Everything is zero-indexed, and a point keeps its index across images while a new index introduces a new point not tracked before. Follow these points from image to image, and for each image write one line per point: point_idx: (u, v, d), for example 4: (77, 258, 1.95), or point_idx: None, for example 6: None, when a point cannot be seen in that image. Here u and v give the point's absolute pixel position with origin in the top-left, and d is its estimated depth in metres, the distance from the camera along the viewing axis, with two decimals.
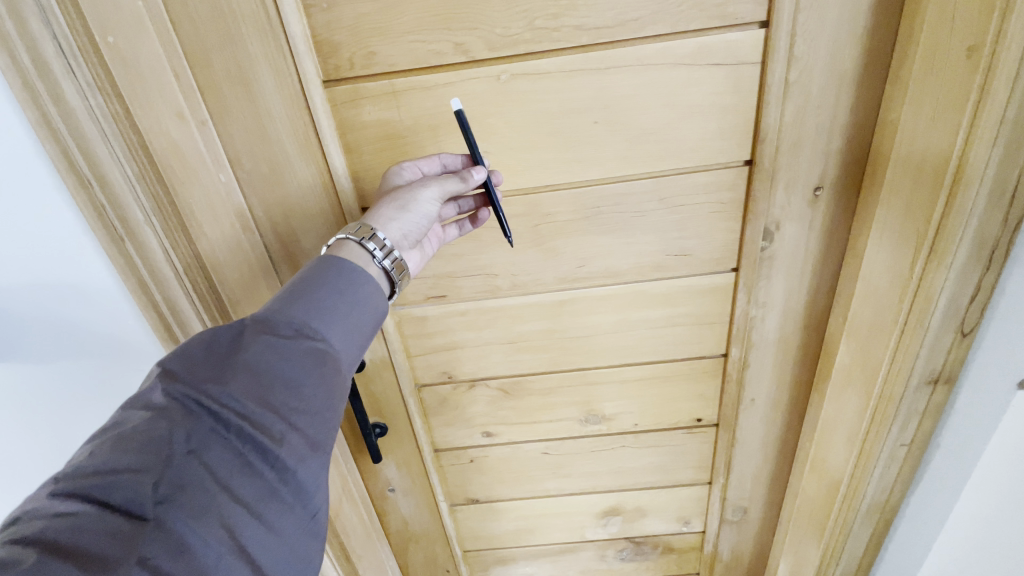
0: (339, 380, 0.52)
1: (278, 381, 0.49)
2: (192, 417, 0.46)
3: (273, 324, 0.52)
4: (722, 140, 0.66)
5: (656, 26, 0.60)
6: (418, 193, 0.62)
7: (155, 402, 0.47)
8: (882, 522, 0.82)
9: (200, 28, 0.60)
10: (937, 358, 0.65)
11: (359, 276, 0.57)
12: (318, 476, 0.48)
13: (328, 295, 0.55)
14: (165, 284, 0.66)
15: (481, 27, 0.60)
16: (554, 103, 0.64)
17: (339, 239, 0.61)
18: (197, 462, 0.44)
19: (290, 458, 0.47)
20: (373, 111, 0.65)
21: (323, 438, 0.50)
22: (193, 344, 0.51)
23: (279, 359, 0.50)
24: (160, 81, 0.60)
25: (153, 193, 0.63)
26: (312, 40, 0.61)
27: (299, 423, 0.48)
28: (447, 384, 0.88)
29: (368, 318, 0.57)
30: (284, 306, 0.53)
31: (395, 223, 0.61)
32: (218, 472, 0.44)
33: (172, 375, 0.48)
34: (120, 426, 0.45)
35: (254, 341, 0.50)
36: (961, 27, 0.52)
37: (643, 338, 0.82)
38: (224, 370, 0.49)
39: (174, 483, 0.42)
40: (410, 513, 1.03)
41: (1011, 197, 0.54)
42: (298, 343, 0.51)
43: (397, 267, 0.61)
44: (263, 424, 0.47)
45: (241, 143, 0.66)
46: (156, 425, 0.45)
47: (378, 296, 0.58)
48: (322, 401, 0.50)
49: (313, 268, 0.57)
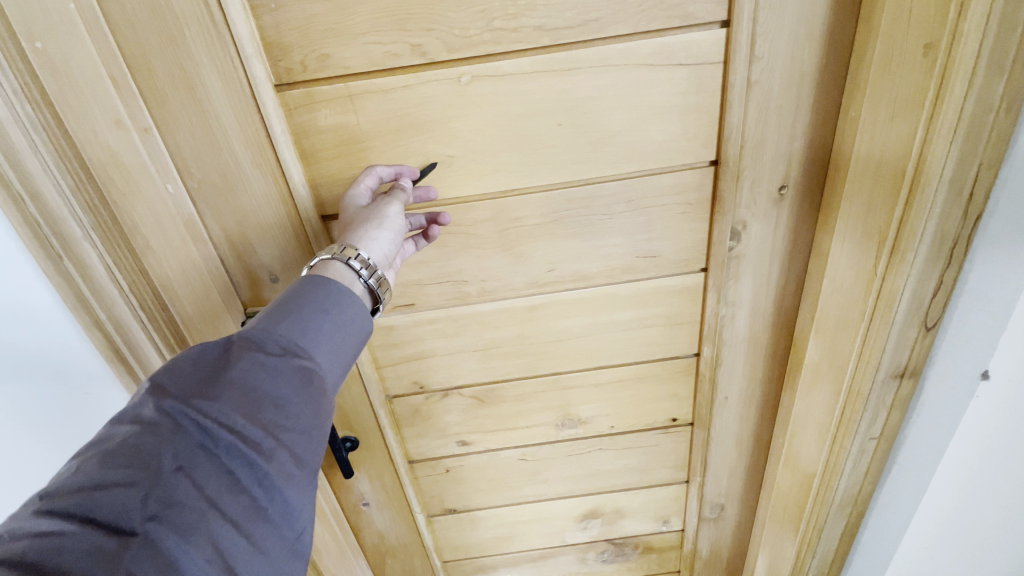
0: (325, 400, 0.50)
1: (266, 398, 0.46)
2: (181, 431, 0.43)
3: (260, 341, 0.49)
4: (687, 141, 0.65)
5: (617, 26, 0.59)
6: (389, 209, 0.61)
7: (144, 417, 0.44)
8: (855, 514, 0.82)
9: (140, 30, 0.57)
10: (902, 351, 0.65)
11: (343, 296, 0.55)
12: (305, 496, 0.45)
13: (314, 314, 0.52)
14: (108, 301, 0.63)
15: (438, 28, 0.58)
16: (517, 105, 0.62)
17: (323, 259, 0.59)
18: (185, 478, 0.41)
19: (279, 475, 0.44)
20: (329, 116, 0.62)
21: (310, 456, 0.47)
22: (181, 360, 0.48)
23: (266, 376, 0.47)
24: (96, 88, 0.57)
25: (90, 206, 0.61)
26: (261, 43, 0.58)
27: (287, 441, 0.46)
28: (419, 394, 0.86)
29: (352, 337, 0.54)
30: (271, 324, 0.51)
31: (375, 243, 0.60)
32: (206, 489, 0.41)
33: (161, 390, 0.46)
34: (106, 442, 0.42)
35: (242, 357, 0.48)
36: (918, 25, 0.52)
37: (615, 340, 0.81)
38: (212, 385, 0.46)
39: (162, 500, 0.39)
40: (386, 527, 1.00)
41: (969, 195, 0.55)
42: (285, 361, 0.49)
43: (382, 285, 0.60)
44: (252, 440, 0.44)
45: (189, 151, 0.63)
46: (143, 441, 0.42)
47: (362, 316, 0.55)
48: (308, 420, 0.47)
49: (299, 287, 0.55)
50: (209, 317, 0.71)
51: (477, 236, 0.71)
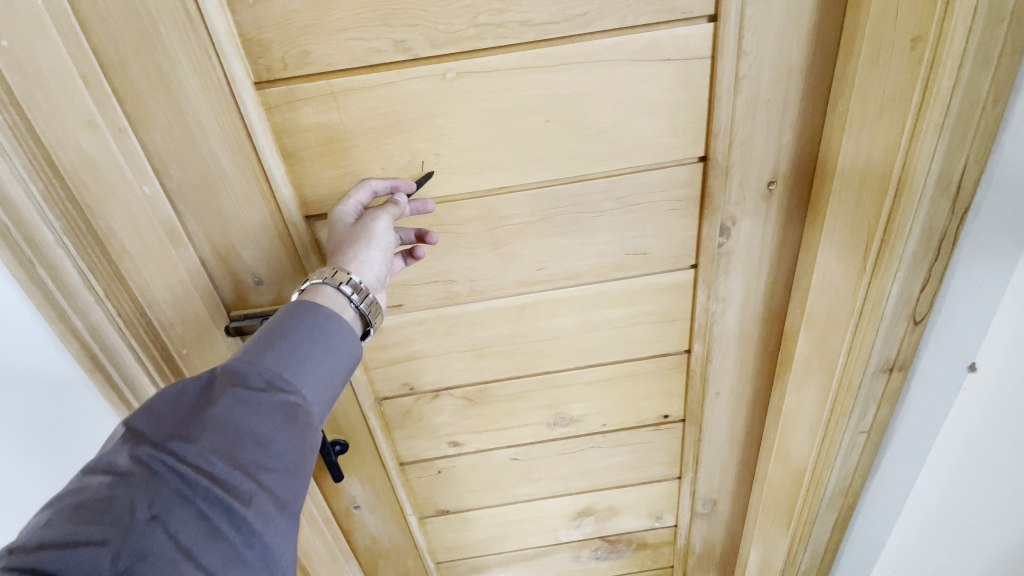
0: (310, 435, 0.49)
1: (247, 437, 0.45)
2: (156, 479, 0.42)
3: (243, 376, 0.49)
4: (675, 137, 0.65)
5: (603, 21, 0.58)
6: (378, 226, 0.60)
7: (119, 466, 0.43)
8: (846, 507, 0.82)
9: (114, 29, 0.55)
10: (891, 346, 0.65)
11: (333, 322, 0.54)
12: (286, 539, 0.44)
13: (300, 344, 0.52)
14: (84, 309, 0.62)
15: (422, 23, 0.57)
16: (504, 102, 0.62)
17: (315, 284, 0.58)
18: (160, 529, 0.40)
19: (258, 519, 0.43)
20: (311, 114, 0.61)
21: (292, 496, 0.46)
22: (160, 401, 0.47)
23: (247, 414, 0.46)
24: (67, 87, 0.55)
25: (63, 212, 0.59)
26: (240, 39, 0.57)
27: (268, 482, 0.45)
28: (409, 396, 0.85)
29: (340, 366, 0.54)
30: (255, 357, 0.50)
31: (364, 265, 0.59)
32: (181, 538, 0.40)
33: (138, 436, 0.45)
34: (78, 493, 0.41)
35: (222, 396, 0.47)
36: (906, 20, 0.52)
37: (606, 339, 0.81)
38: (191, 427, 0.45)
39: (135, 554, 0.38)
40: (378, 530, 0.99)
41: (957, 190, 0.55)
42: (268, 396, 0.48)
43: (374, 309, 0.59)
44: (231, 483, 0.43)
45: (167, 152, 0.61)
46: (116, 492, 0.41)
47: (350, 342, 0.55)
48: (292, 458, 0.47)
49: (287, 313, 0.54)
50: (193, 326, 0.70)
51: (466, 235, 0.70)
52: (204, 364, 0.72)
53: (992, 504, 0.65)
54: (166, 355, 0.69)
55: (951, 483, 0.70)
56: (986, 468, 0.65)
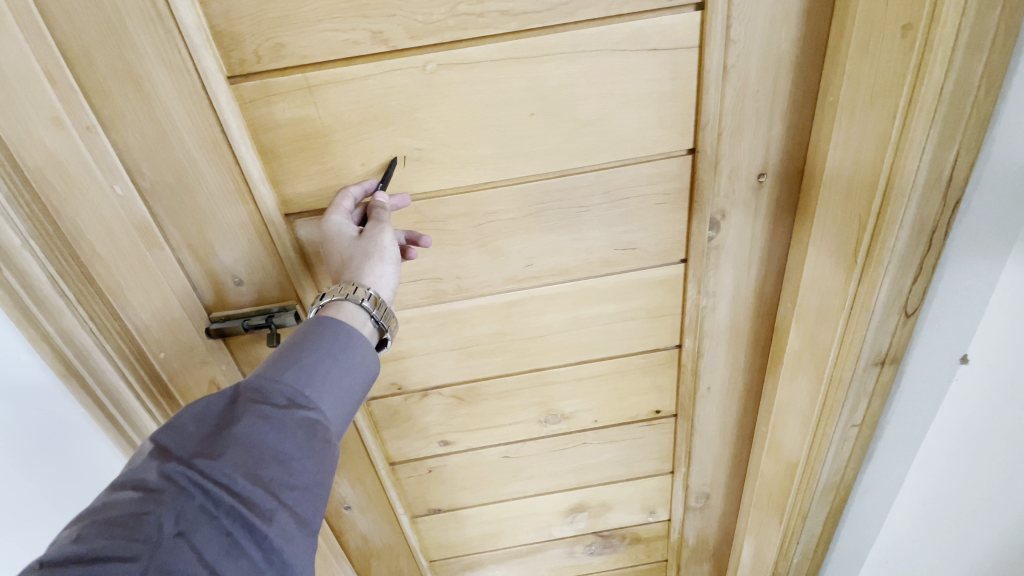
0: (330, 453, 0.48)
1: (269, 454, 0.44)
2: (184, 495, 0.41)
3: (266, 394, 0.48)
4: (663, 130, 0.63)
5: (588, 10, 0.56)
6: (384, 239, 0.59)
7: (148, 482, 0.42)
8: (838, 500, 0.82)
9: (79, 21, 0.53)
10: (883, 339, 0.64)
11: (351, 338, 0.54)
12: (307, 558, 0.43)
13: (319, 361, 0.52)
14: (55, 313, 0.60)
15: (400, 13, 0.55)
16: (486, 94, 0.60)
17: (336, 299, 0.57)
18: (186, 545, 0.39)
19: (278, 538, 0.41)
20: (287, 109, 0.59)
21: (312, 514, 0.45)
22: (185, 416, 0.47)
23: (270, 431, 0.46)
24: (30, 83, 0.54)
25: (29, 212, 0.57)
26: (211, 32, 0.54)
27: (289, 500, 0.44)
28: (397, 395, 0.83)
29: (357, 383, 0.54)
30: (277, 373, 0.50)
31: (381, 280, 0.59)
32: (205, 554, 0.39)
33: (164, 452, 0.44)
34: (108, 509, 0.40)
35: (246, 412, 0.46)
36: (896, 5, 0.50)
37: (596, 334, 0.80)
38: (216, 444, 0.44)
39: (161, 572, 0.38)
40: (370, 530, 0.98)
41: (948, 182, 0.54)
42: (290, 413, 0.48)
43: (391, 323, 0.60)
44: (253, 501, 0.42)
45: (139, 150, 0.59)
46: (146, 509, 0.40)
47: (369, 359, 0.55)
48: (312, 476, 0.46)
49: (307, 328, 0.55)
50: (171, 329, 0.68)
51: (451, 232, 0.68)
52: (182, 364, 0.70)
53: (985, 494, 0.64)
54: (142, 356, 0.68)
55: (944, 474, 0.69)
56: (976, 459, 0.64)
